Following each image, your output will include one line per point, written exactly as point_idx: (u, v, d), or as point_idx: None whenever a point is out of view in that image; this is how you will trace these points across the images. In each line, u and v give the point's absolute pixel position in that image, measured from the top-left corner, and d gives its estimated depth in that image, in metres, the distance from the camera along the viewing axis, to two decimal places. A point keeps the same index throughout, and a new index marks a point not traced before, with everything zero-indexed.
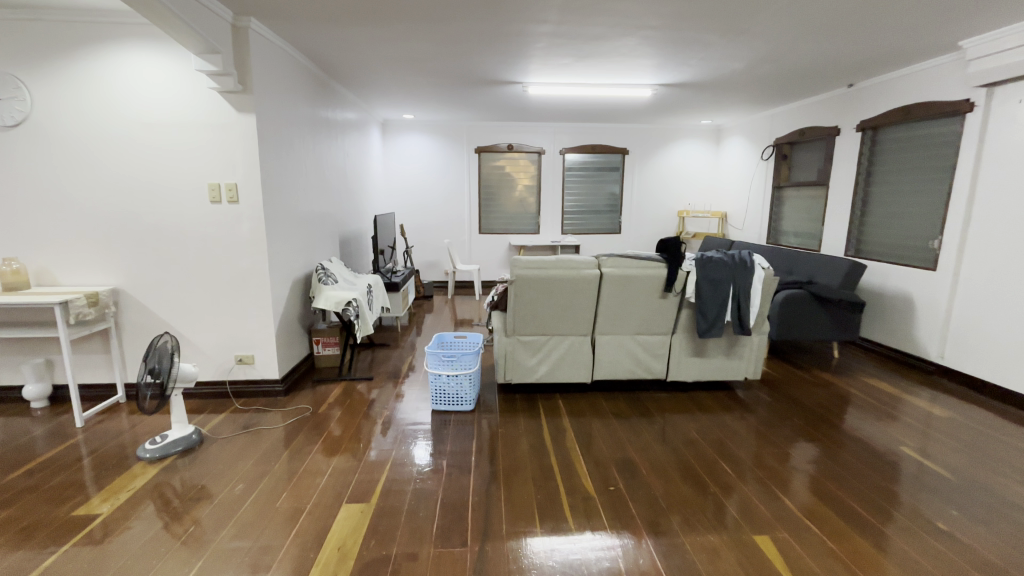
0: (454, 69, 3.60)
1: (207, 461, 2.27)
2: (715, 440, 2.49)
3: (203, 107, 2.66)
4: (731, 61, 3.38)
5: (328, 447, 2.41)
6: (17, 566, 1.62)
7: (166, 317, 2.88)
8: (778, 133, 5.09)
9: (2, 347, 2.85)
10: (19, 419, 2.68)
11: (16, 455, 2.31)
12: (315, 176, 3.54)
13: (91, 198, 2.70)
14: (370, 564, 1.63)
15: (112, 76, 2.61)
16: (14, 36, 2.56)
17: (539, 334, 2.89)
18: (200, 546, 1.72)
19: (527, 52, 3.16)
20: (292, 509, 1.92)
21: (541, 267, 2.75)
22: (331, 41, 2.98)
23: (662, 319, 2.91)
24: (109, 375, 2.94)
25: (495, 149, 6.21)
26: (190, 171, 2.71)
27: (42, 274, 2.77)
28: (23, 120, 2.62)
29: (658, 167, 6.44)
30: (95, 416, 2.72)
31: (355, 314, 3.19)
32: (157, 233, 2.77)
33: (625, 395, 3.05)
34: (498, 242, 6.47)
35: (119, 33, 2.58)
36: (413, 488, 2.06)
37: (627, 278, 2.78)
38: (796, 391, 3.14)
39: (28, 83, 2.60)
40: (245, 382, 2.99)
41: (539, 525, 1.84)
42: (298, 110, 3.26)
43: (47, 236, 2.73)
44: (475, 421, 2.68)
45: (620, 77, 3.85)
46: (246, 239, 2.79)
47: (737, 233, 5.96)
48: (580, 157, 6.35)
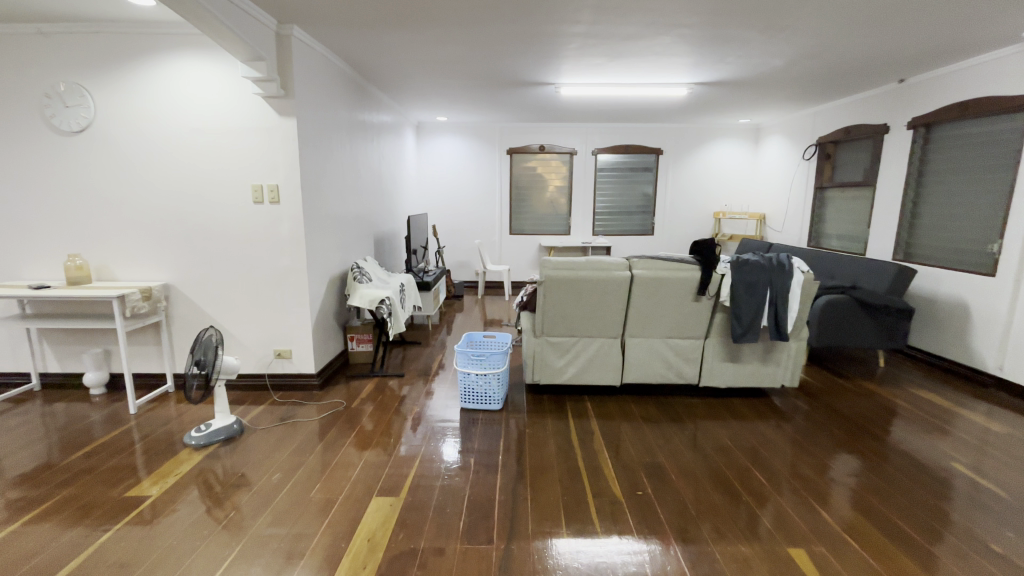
0: (486, 71, 3.63)
1: (247, 450, 2.37)
2: (749, 448, 2.42)
3: (247, 111, 2.78)
4: (771, 58, 3.27)
5: (360, 440, 2.48)
6: (76, 541, 1.74)
7: (210, 312, 3.02)
8: (821, 132, 4.89)
9: (65, 337, 3.07)
10: (80, 405, 2.88)
11: (76, 438, 2.48)
12: (351, 176, 3.65)
13: (144, 200, 2.88)
14: (399, 557, 1.67)
15: (166, 84, 2.77)
16: (81, 47, 2.75)
17: (568, 335, 2.88)
18: (240, 531, 1.80)
19: (560, 53, 3.17)
20: (324, 500, 1.99)
21: (571, 268, 2.74)
22: (366, 46, 3.06)
23: (695, 322, 2.85)
24: (159, 365, 3.12)
25: (527, 150, 6.23)
26: (234, 174, 2.85)
27: (102, 269, 2.96)
28: (86, 127, 2.81)
29: (693, 167, 6.30)
30: (146, 404, 2.89)
31: (387, 312, 3.28)
32: (204, 231, 2.91)
33: (655, 399, 3.00)
34: (529, 243, 6.47)
35: (173, 43, 2.73)
36: (441, 484, 2.10)
37: (658, 280, 2.73)
38: (836, 400, 3.01)
39: (92, 92, 2.79)
40: (283, 376, 3.11)
41: (565, 526, 1.84)
42: (336, 114, 3.36)
43: (106, 234, 2.92)
44: (502, 421, 2.70)
45: (654, 77, 3.79)
46: (286, 239, 2.91)
47: (776, 235, 5.76)
48: (612, 158, 6.28)
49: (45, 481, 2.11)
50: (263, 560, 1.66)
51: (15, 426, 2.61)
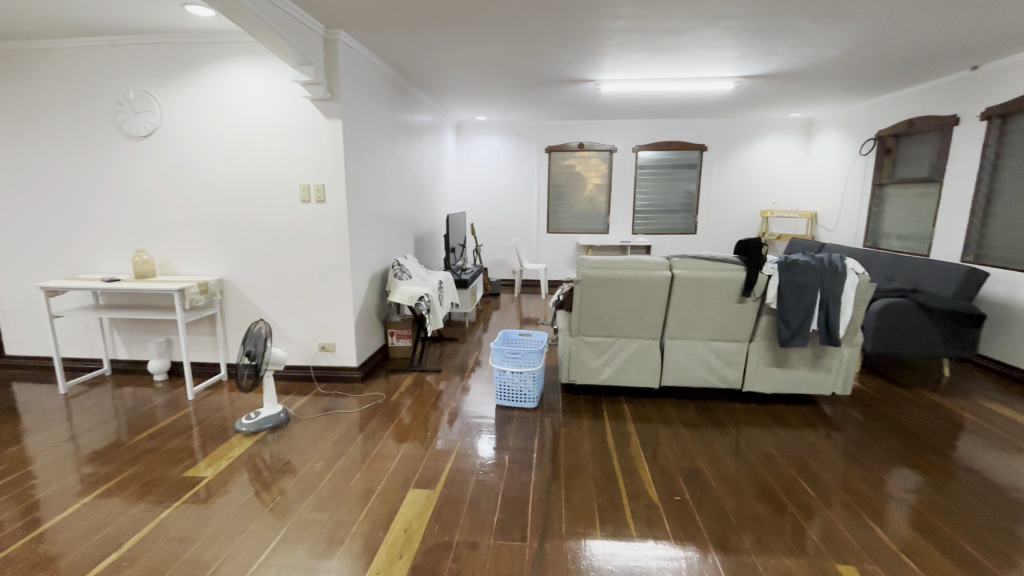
0: (525, 69, 3.63)
1: (293, 438, 2.48)
2: (796, 457, 2.31)
3: (296, 114, 2.91)
4: (826, 48, 3.11)
5: (399, 433, 2.55)
6: (140, 515, 1.88)
7: (260, 306, 3.18)
8: (881, 125, 4.59)
9: (132, 326, 3.31)
10: (144, 389, 3.10)
11: (141, 420, 2.68)
12: (393, 176, 3.74)
13: (203, 200, 3.06)
14: (433, 549, 1.70)
15: (223, 89, 2.93)
16: (149, 58, 2.95)
17: (605, 335, 2.84)
18: (286, 514, 1.89)
19: (600, 50, 3.13)
20: (364, 489, 2.05)
21: (609, 266, 2.71)
22: (408, 48, 3.12)
23: (739, 325, 2.75)
24: (214, 355, 3.31)
25: (566, 148, 6.19)
26: (284, 175, 2.98)
27: (166, 264, 3.17)
28: (153, 131, 3.02)
29: (739, 164, 6.07)
30: (202, 392, 3.08)
31: (426, 309, 3.35)
32: (256, 229, 3.07)
33: (695, 403, 2.91)
34: (566, 242, 6.43)
35: (230, 51, 2.89)
36: (476, 479, 2.12)
37: (699, 280, 2.66)
38: (894, 410, 2.83)
39: (158, 99, 2.99)
40: (327, 368, 3.23)
41: (599, 527, 1.83)
42: (378, 115, 3.45)
43: (170, 231, 3.13)
44: (538, 419, 2.70)
45: (699, 71, 3.68)
46: (331, 237, 3.02)
47: (829, 235, 5.46)
48: (653, 155, 6.14)
49: (115, 458, 2.29)
50: (306, 544, 1.73)
51: (89, 407, 2.84)
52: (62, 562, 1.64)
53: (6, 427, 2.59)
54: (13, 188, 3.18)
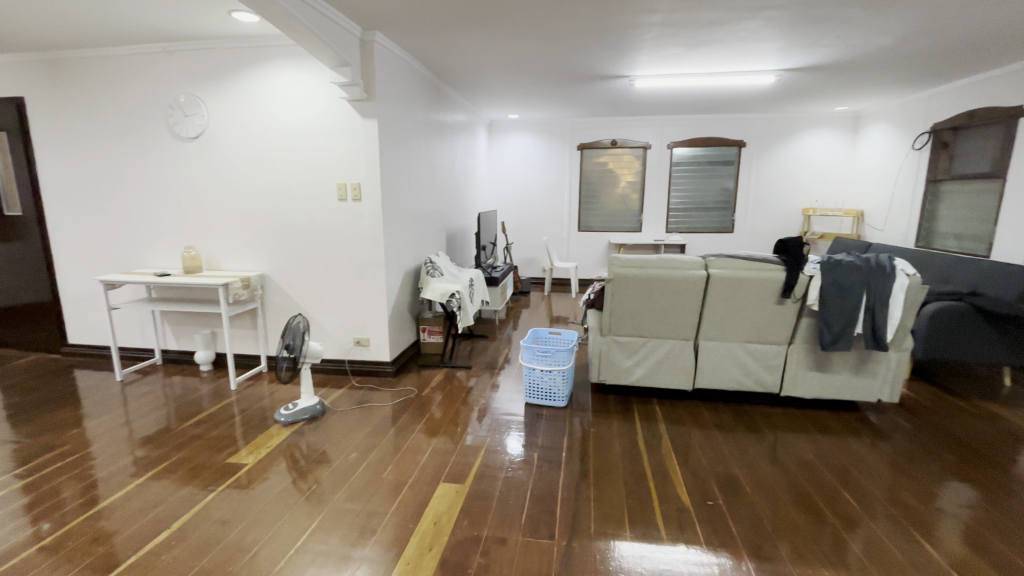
0: (558, 66, 3.61)
1: (328, 429, 2.56)
2: (838, 466, 2.21)
3: (333, 114, 2.99)
4: (876, 37, 2.95)
5: (429, 427, 2.59)
6: (187, 498, 1.98)
7: (299, 301, 3.29)
8: (936, 118, 4.33)
9: (180, 319, 3.49)
10: (191, 379, 3.27)
11: (188, 408, 2.82)
12: (426, 174, 3.80)
13: (246, 198, 3.19)
14: (462, 543, 1.73)
15: (266, 92, 3.04)
16: (198, 63, 3.09)
17: (636, 335, 2.80)
18: (321, 502, 1.96)
19: (635, 45, 3.08)
20: (395, 481, 2.10)
21: (641, 265, 2.67)
22: (442, 47, 3.16)
23: (778, 327, 2.66)
24: (255, 347, 3.45)
25: (598, 145, 6.12)
26: (322, 174, 3.07)
27: (212, 260, 3.33)
28: (200, 133, 3.17)
29: (779, 160, 5.85)
30: (244, 382, 3.21)
31: (457, 306, 3.40)
32: (295, 226, 3.18)
33: (730, 407, 2.83)
34: (597, 240, 6.37)
35: (272, 54, 3.00)
36: (505, 476, 2.14)
37: (736, 280, 2.58)
38: (947, 420, 2.67)
39: (206, 101, 3.13)
40: (361, 362, 3.32)
41: (629, 529, 1.80)
42: (412, 115, 3.51)
43: (215, 228, 3.28)
44: (567, 418, 2.69)
45: (738, 65, 3.57)
46: (366, 234, 3.10)
47: (876, 234, 5.19)
48: (688, 151, 6.00)
49: (165, 443, 2.43)
50: (339, 533, 1.78)
51: (141, 394, 3.02)
52: (118, 538, 1.76)
53: (69, 411, 2.79)
54: (76, 187, 3.41)
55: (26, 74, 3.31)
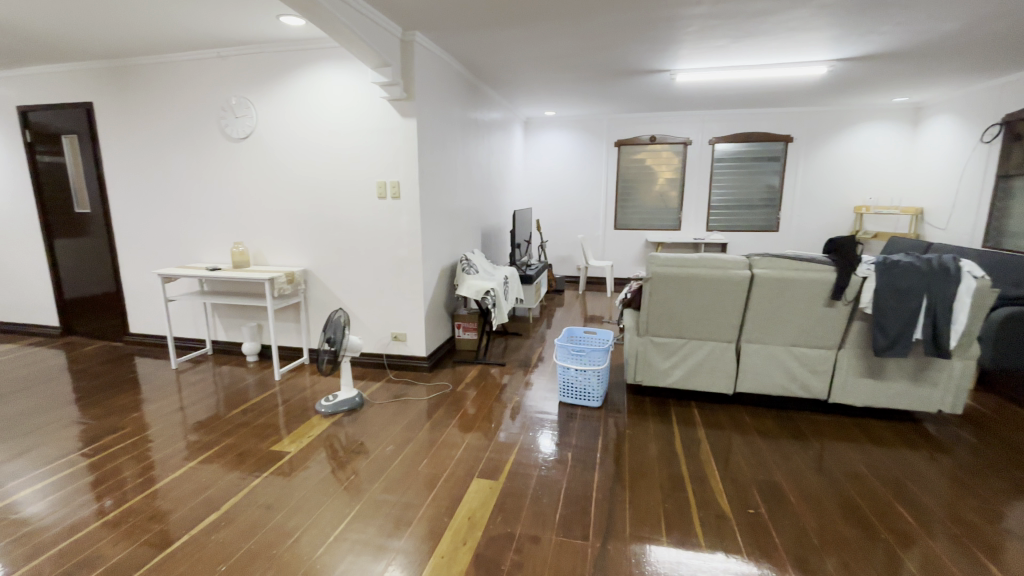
0: (597, 62, 3.57)
1: (366, 422, 2.63)
2: (892, 479, 2.09)
3: (374, 113, 3.06)
4: (941, 23, 2.76)
5: (463, 423, 2.62)
6: (235, 482, 2.08)
7: (339, 296, 3.39)
8: (1008, 108, 4.00)
9: (229, 311, 3.66)
10: (239, 369, 3.43)
11: (236, 396, 2.96)
12: (463, 172, 3.83)
13: (291, 197, 3.31)
14: (496, 539, 1.73)
15: (311, 93, 3.14)
16: (248, 67, 3.23)
17: (675, 336, 2.73)
18: (359, 493, 2.01)
19: (677, 38, 3.00)
20: (430, 474, 2.13)
21: (681, 264, 2.60)
22: (480, 46, 3.18)
23: (827, 330, 2.53)
24: (298, 340, 3.57)
25: (636, 141, 6.00)
26: (362, 172, 3.15)
27: (259, 255, 3.47)
28: (249, 134, 3.30)
29: (830, 155, 5.57)
30: (288, 373, 3.35)
31: (492, 303, 3.41)
32: (336, 223, 3.27)
33: (773, 412, 2.72)
34: (634, 239, 6.25)
35: (317, 57, 3.09)
36: (539, 474, 2.13)
37: (782, 281, 2.48)
38: (1017, 435, 2.47)
39: (255, 104, 3.26)
40: (398, 356, 3.39)
41: (666, 534, 1.76)
42: (450, 114, 3.55)
43: (262, 225, 3.42)
44: (601, 419, 2.65)
45: (787, 56, 3.42)
46: (404, 232, 3.16)
47: (938, 234, 4.86)
48: (731, 147, 5.79)
49: (214, 429, 2.55)
50: (376, 523, 1.82)
51: (194, 381, 3.19)
52: (173, 517, 1.86)
53: (129, 396, 2.98)
54: (137, 187, 3.63)
55: (94, 81, 3.55)
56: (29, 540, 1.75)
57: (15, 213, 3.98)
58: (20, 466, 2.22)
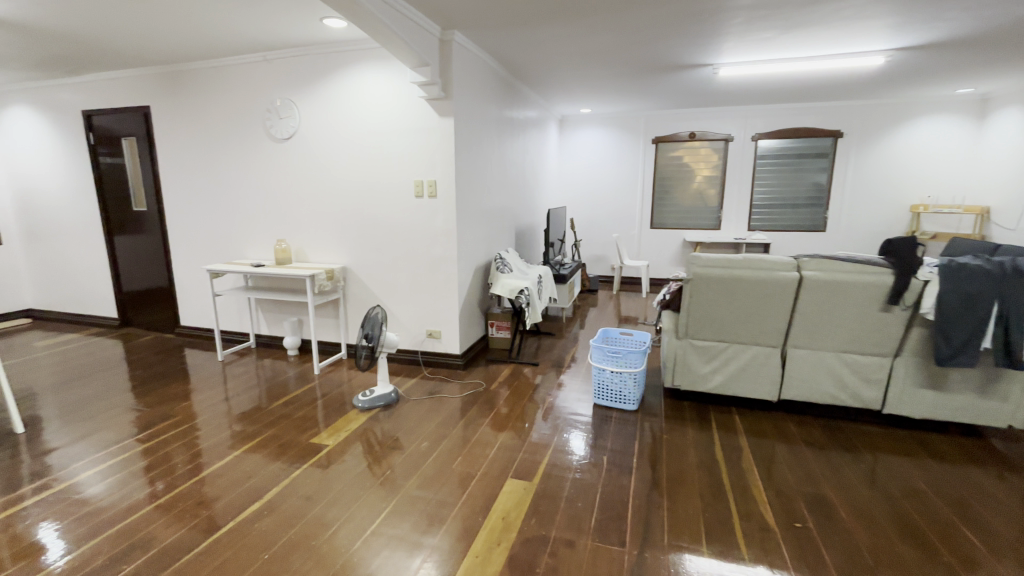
0: (636, 58, 3.49)
1: (401, 417, 2.67)
2: (954, 497, 1.95)
3: (412, 113, 3.09)
4: (1017, 7, 2.55)
5: (496, 422, 2.61)
6: (277, 472, 2.15)
7: (376, 293, 3.45)
8: None
9: (272, 307, 3.79)
10: (280, 362, 3.54)
11: (277, 389, 3.06)
12: (498, 171, 3.83)
13: (332, 196, 3.39)
14: (530, 541, 1.72)
15: (352, 94, 3.21)
16: (292, 69, 3.32)
17: (716, 339, 2.64)
18: (394, 488, 2.04)
19: (722, 31, 2.89)
20: (464, 473, 2.14)
21: (724, 265, 2.51)
22: (517, 44, 3.16)
23: (882, 337, 2.39)
24: (336, 335, 3.66)
25: (674, 138, 5.84)
26: (401, 172, 3.19)
27: (300, 253, 3.57)
28: (293, 135, 3.40)
29: (884, 152, 5.27)
30: (326, 367, 3.43)
31: (526, 302, 3.39)
32: (374, 222, 3.33)
33: (821, 422, 2.59)
34: (671, 238, 6.10)
35: (358, 58, 3.15)
36: (573, 477, 2.10)
37: (833, 284, 2.36)
38: None
39: (298, 105, 3.36)
40: (432, 354, 3.42)
41: (706, 545, 1.70)
42: (487, 113, 3.55)
43: (304, 223, 3.52)
44: (637, 422, 2.60)
45: (841, 47, 3.24)
46: (440, 230, 3.18)
47: (1005, 235, 4.52)
48: (775, 143, 5.57)
49: (258, 420, 2.65)
50: (410, 520, 1.84)
51: (239, 373, 3.32)
52: (219, 503, 1.94)
53: (179, 386, 3.12)
54: (189, 186, 3.80)
55: (150, 85, 3.74)
56: (90, 519, 1.86)
57: (79, 211, 4.25)
58: (83, 448, 2.36)
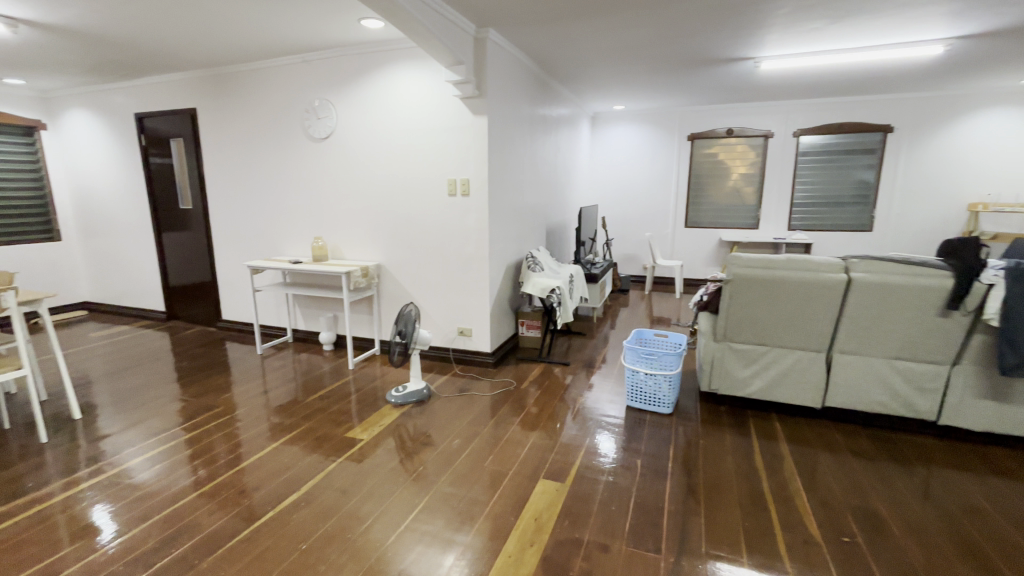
0: (674, 52, 3.40)
1: (433, 414, 2.69)
2: (1019, 517, 1.82)
3: (446, 111, 3.10)
4: None
5: (527, 421, 2.60)
6: (313, 465, 2.20)
7: (409, 291, 3.49)
8: None
9: (308, 302, 3.89)
10: (316, 357, 3.63)
11: (313, 383, 3.13)
12: (530, 169, 3.81)
13: (367, 194, 3.45)
14: (563, 543, 1.70)
15: (387, 93, 3.25)
16: (330, 69, 3.39)
17: (756, 342, 2.55)
18: (426, 484, 2.05)
19: (766, 22, 2.79)
20: (496, 471, 2.14)
21: (766, 266, 2.42)
22: (552, 41, 3.13)
23: (939, 343, 2.25)
24: (369, 332, 3.73)
25: (711, 135, 5.68)
26: (434, 170, 3.21)
27: (336, 250, 3.65)
28: (330, 134, 3.47)
29: (938, 147, 4.99)
30: (360, 362, 3.50)
31: (557, 301, 3.36)
32: (408, 220, 3.36)
33: (868, 431, 2.46)
34: (706, 238, 5.95)
35: (394, 57, 3.19)
36: (606, 480, 2.07)
37: (885, 287, 2.24)
38: None
39: (335, 105, 3.42)
40: (463, 351, 3.43)
41: (746, 555, 1.65)
42: (520, 111, 3.53)
43: (340, 221, 3.59)
44: (671, 426, 2.54)
45: (894, 36, 3.07)
46: (472, 228, 3.18)
47: None
48: (818, 139, 5.34)
49: (295, 413, 2.72)
50: (442, 517, 1.85)
51: (277, 367, 3.42)
52: (259, 493, 2.00)
53: (222, 377, 3.24)
54: (231, 185, 3.94)
55: (197, 88, 3.89)
56: (140, 503, 1.95)
57: (130, 208, 4.47)
58: (133, 435, 2.48)
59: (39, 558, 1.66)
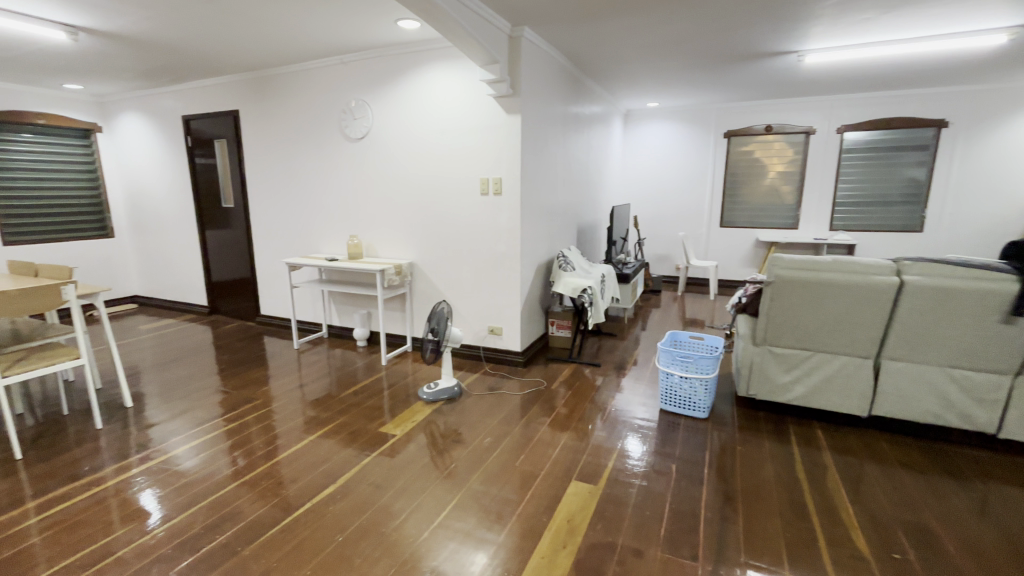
0: (713, 47, 3.32)
1: (464, 412, 2.70)
2: None
3: (479, 110, 3.11)
4: None
5: (558, 422, 2.58)
6: (347, 459, 2.24)
7: (441, 289, 3.52)
8: None
9: (342, 299, 3.98)
10: (351, 352, 3.71)
11: (347, 378, 3.20)
12: (562, 168, 3.79)
13: (401, 193, 3.50)
14: (596, 547, 1.68)
15: (422, 93, 3.28)
16: (367, 70, 3.45)
17: (799, 347, 2.46)
18: (458, 481, 2.07)
19: (812, 14, 2.68)
20: (527, 471, 2.13)
21: (811, 268, 2.33)
22: (588, 38, 3.10)
23: (1000, 351, 2.12)
24: (401, 329, 3.78)
25: (749, 132, 5.51)
26: (467, 169, 3.23)
27: (371, 248, 3.71)
28: (366, 134, 3.54)
29: (996, 143, 4.71)
30: (392, 359, 3.55)
31: (589, 301, 3.33)
32: (441, 218, 3.39)
33: (919, 443, 2.34)
34: (742, 238, 5.78)
35: (429, 57, 3.21)
36: (639, 484, 2.03)
37: (940, 291, 2.13)
38: None
39: (372, 105, 3.48)
40: (493, 350, 3.44)
41: (788, 567, 1.59)
42: (553, 109, 3.51)
43: (374, 219, 3.65)
44: (707, 431, 2.47)
45: (952, 26, 2.91)
46: (504, 227, 3.18)
47: None
48: (864, 136, 5.11)
49: (330, 407, 2.78)
50: (475, 515, 1.85)
51: (313, 361, 3.51)
52: (297, 484, 2.05)
53: (260, 371, 3.35)
54: (271, 184, 4.06)
55: (240, 90, 4.02)
56: (186, 490, 2.03)
57: (177, 207, 4.67)
58: (180, 424, 2.59)
59: (95, 538, 1.75)
